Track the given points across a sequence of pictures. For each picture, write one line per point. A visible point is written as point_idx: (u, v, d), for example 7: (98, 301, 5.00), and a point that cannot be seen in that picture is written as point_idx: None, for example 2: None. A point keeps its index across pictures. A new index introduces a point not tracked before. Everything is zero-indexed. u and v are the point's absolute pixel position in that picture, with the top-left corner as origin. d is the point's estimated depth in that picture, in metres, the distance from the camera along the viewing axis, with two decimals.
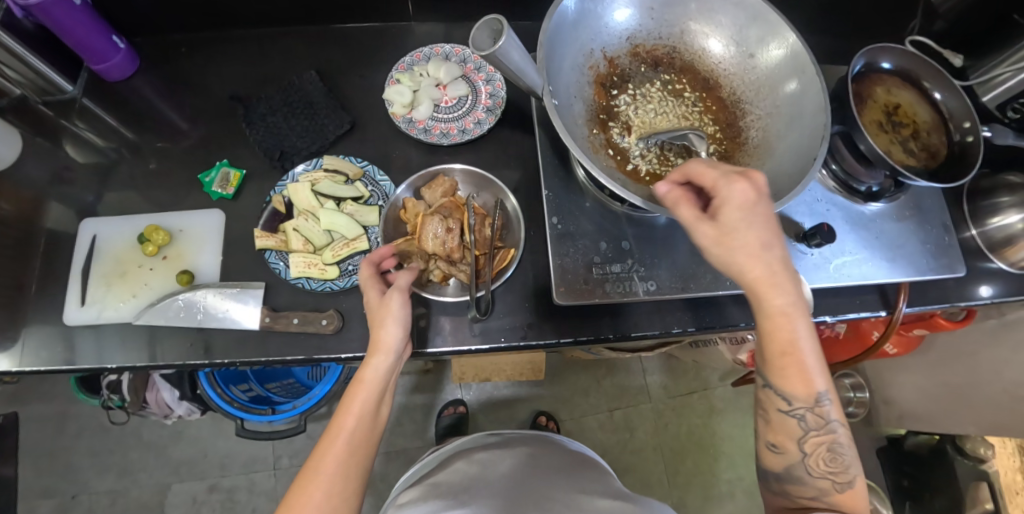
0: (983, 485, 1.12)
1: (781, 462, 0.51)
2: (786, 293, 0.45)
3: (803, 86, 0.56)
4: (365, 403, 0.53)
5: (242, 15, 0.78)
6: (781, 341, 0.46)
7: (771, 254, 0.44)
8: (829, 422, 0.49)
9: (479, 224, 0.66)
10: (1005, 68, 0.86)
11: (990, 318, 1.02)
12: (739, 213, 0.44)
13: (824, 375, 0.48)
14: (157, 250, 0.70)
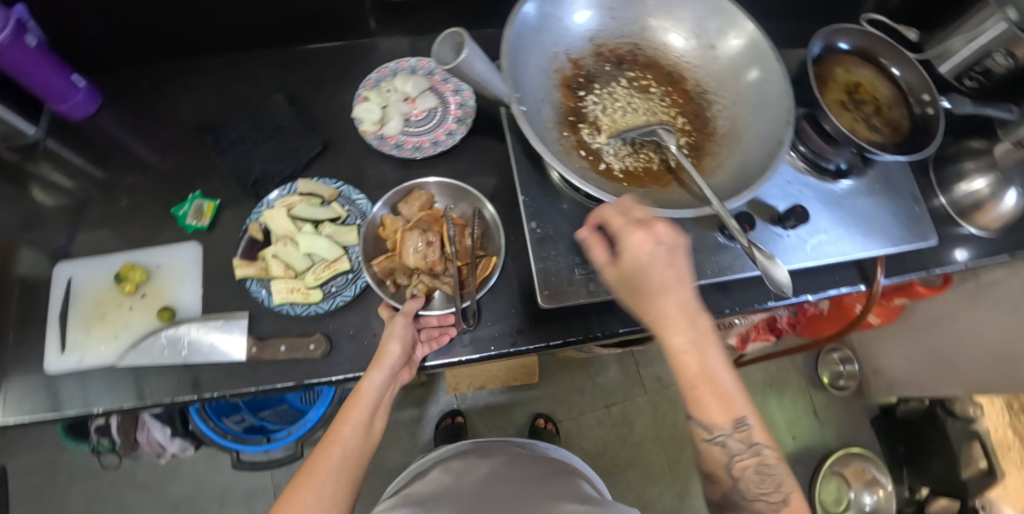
0: (976, 444, 1.15)
1: (718, 490, 0.50)
2: (692, 326, 0.46)
3: (765, 73, 0.58)
4: (362, 412, 0.55)
5: (203, 41, 0.77)
6: (688, 376, 0.46)
7: (676, 292, 0.46)
8: (753, 447, 0.47)
9: (459, 235, 0.66)
10: (960, 38, 0.88)
11: (966, 282, 1.05)
12: (635, 254, 0.46)
13: (744, 403, 0.46)
14: (135, 288, 0.69)
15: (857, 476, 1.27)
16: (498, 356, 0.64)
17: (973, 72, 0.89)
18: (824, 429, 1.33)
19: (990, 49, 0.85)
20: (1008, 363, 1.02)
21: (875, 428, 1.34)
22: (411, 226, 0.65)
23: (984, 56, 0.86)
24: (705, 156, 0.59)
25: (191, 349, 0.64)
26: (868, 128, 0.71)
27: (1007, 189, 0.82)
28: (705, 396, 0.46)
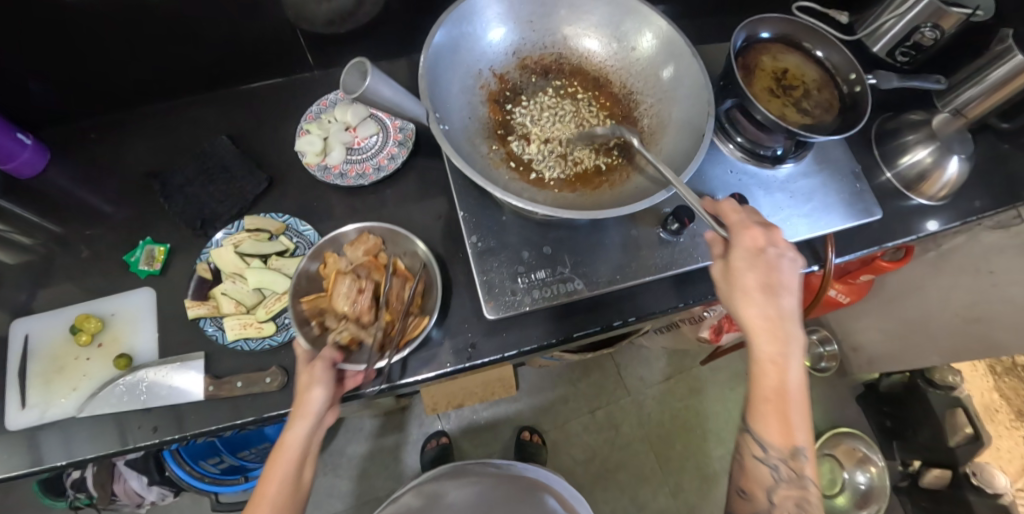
0: (959, 411, 1.15)
1: (748, 510, 0.53)
2: (777, 340, 0.51)
3: (683, 70, 0.59)
4: (285, 468, 0.53)
5: (146, 88, 0.79)
6: (765, 383, 0.51)
7: (781, 305, 0.52)
8: (801, 477, 0.51)
9: (399, 289, 0.64)
10: (889, 16, 0.91)
11: (928, 251, 1.10)
12: (753, 261, 0.53)
13: (806, 432, 0.51)
14: (91, 338, 0.69)
15: (847, 455, 1.27)
16: (454, 371, 0.64)
17: (903, 47, 0.92)
18: (810, 412, 1.34)
19: (917, 24, 0.88)
20: (974, 324, 1.04)
21: (862, 404, 1.36)
22: (347, 269, 0.63)
23: (912, 31, 0.90)
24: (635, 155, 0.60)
25: (151, 392, 0.64)
26: (799, 112, 0.72)
27: (948, 157, 0.84)
28: (774, 408, 0.51)
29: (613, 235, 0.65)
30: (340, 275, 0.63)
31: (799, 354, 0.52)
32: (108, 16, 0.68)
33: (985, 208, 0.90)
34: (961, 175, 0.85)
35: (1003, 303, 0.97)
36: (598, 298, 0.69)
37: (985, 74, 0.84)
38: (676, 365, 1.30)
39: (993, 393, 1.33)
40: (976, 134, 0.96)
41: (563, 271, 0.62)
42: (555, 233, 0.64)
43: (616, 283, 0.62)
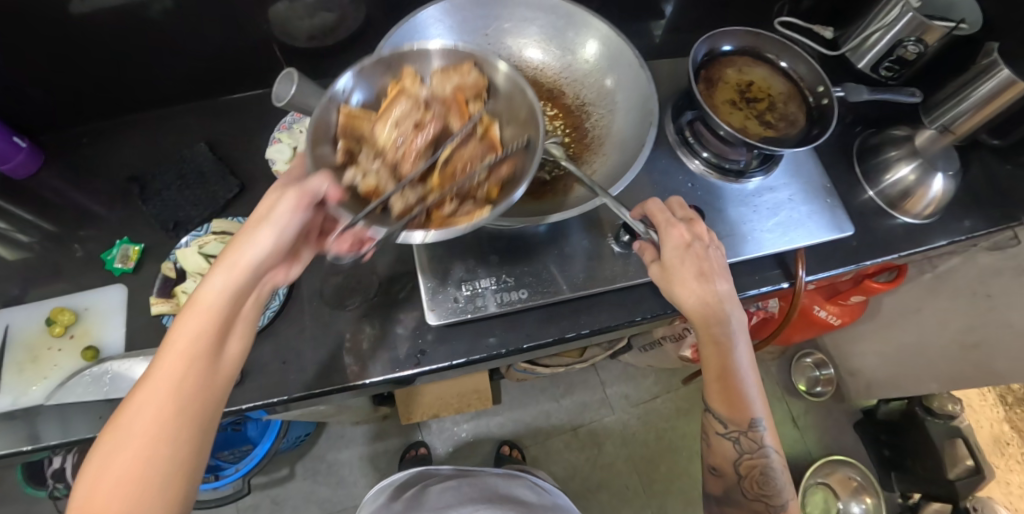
0: (959, 441, 1.11)
1: (720, 485, 0.63)
2: (723, 325, 0.56)
3: (630, 80, 0.62)
4: (199, 327, 0.46)
5: (137, 97, 0.84)
6: (715, 368, 0.57)
7: (715, 293, 0.55)
8: (761, 447, 0.59)
9: (471, 157, 0.52)
10: (874, 29, 0.89)
11: (925, 272, 1.04)
12: (680, 253, 0.56)
13: (758, 405, 0.58)
14: (64, 330, 0.72)
15: (842, 484, 1.22)
16: (403, 376, 0.66)
17: (887, 62, 0.91)
18: (804, 438, 1.29)
19: (901, 37, 0.86)
20: (974, 351, 1.00)
21: (859, 431, 1.30)
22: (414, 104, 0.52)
23: (896, 46, 0.88)
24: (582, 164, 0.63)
25: (115, 385, 0.66)
26: (761, 124, 0.72)
27: (933, 173, 0.82)
28: (728, 392, 0.57)
29: (577, 238, 0.69)
30: (397, 108, 0.52)
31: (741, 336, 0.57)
32: (105, 28, 0.73)
33: (976, 227, 0.86)
34: (946, 192, 0.83)
35: (1003, 327, 0.93)
36: (552, 307, 0.69)
37: (974, 89, 0.81)
38: (663, 385, 1.27)
39: (1002, 424, 1.27)
40: (969, 152, 0.93)
41: (508, 280, 0.66)
42: (503, 244, 0.67)
43: (558, 294, 0.66)
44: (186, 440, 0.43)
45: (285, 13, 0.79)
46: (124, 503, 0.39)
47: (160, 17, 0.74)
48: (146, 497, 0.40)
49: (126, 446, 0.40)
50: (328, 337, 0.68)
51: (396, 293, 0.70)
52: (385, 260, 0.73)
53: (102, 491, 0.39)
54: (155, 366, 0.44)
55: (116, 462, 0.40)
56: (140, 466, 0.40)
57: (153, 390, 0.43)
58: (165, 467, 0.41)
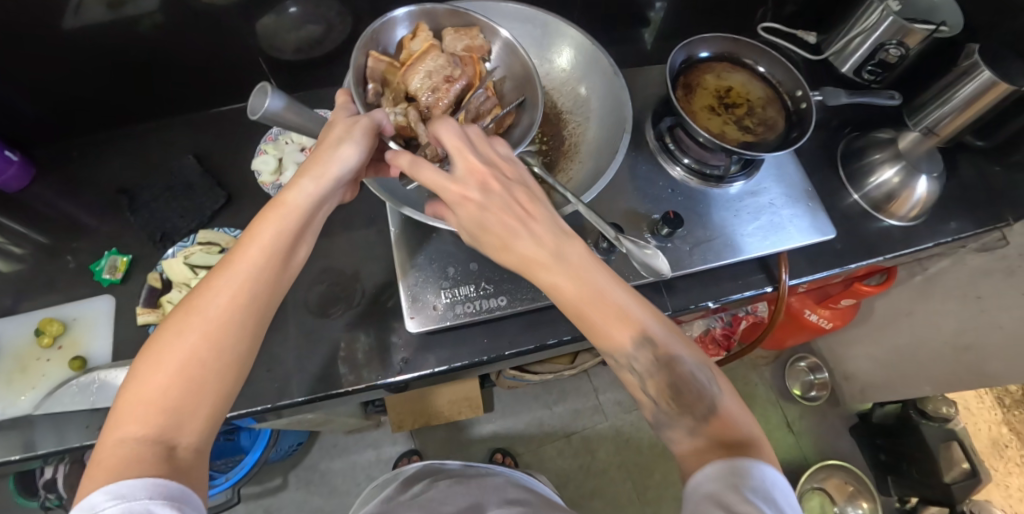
0: (954, 444, 1.11)
1: (648, 418, 0.46)
2: (552, 269, 0.45)
3: (600, 87, 0.65)
4: (282, 225, 0.46)
5: (127, 111, 0.86)
6: (573, 303, 0.45)
7: (527, 224, 0.46)
8: (660, 359, 0.43)
9: (481, 107, 0.62)
10: (855, 34, 0.89)
11: (915, 276, 1.05)
12: (477, 194, 0.47)
13: (633, 322, 0.44)
14: (53, 341, 0.73)
15: (839, 490, 1.21)
16: (384, 384, 0.67)
17: (869, 65, 0.91)
18: (800, 443, 1.29)
19: (882, 41, 0.86)
20: (966, 353, 0.98)
21: (855, 436, 1.30)
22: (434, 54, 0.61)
23: (877, 50, 0.88)
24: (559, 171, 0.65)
25: (101, 394, 0.67)
26: (741, 129, 0.73)
27: (917, 176, 0.81)
28: (599, 321, 0.44)
29: None
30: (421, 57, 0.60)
31: (589, 266, 0.45)
32: (96, 43, 0.74)
33: (964, 229, 0.86)
34: (930, 194, 0.82)
35: (992, 329, 0.92)
36: (535, 314, 0.69)
37: (956, 91, 0.81)
38: None
39: (1001, 426, 1.26)
40: (956, 153, 0.93)
41: (487, 287, 0.65)
42: (484, 250, 0.67)
43: (537, 300, 0.65)
44: (245, 332, 0.43)
45: (272, 26, 0.81)
46: (176, 374, 0.40)
47: (150, 32, 0.75)
48: (196, 372, 0.40)
49: (195, 317, 0.41)
50: (312, 346, 0.69)
51: (381, 301, 0.71)
52: (370, 269, 0.74)
53: (166, 353, 0.40)
54: (233, 250, 0.45)
55: (181, 330, 0.41)
56: (199, 341, 0.41)
57: (229, 271, 0.44)
58: (221, 351, 0.42)
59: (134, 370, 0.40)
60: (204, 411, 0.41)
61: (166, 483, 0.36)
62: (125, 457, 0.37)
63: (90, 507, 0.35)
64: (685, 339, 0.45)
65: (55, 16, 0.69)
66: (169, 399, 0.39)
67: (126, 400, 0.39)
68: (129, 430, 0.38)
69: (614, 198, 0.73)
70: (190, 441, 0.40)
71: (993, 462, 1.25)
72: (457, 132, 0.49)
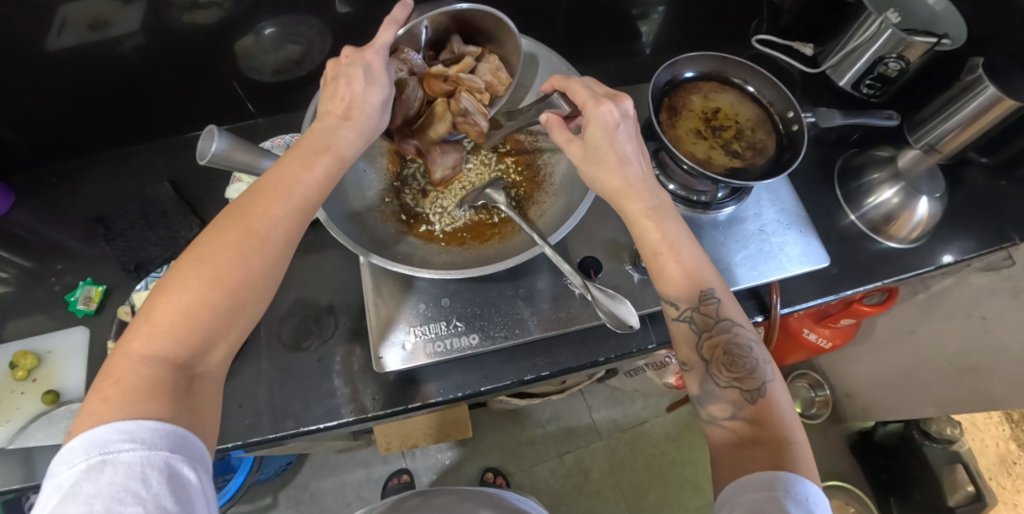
0: (959, 467, 1.08)
1: (694, 381, 0.51)
2: (645, 198, 0.52)
3: None
4: (328, 165, 0.48)
5: (107, 136, 0.85)
6: (652, 242, 0.52)
7: (625, 164, 0.52)
8: (720, 321, 0.51)
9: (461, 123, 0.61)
10: (855, 45, 0.85)
11: (918, 293, 1.02)
12: (598, 128, 0.51)
13: (705, 276, 0.51)
14: (27, 374, 0.72)
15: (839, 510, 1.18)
16: (358, 420, 0.66)
17: (868, 79, 0.87)
18: None
19: (882, 55, 0.82)
20: (971, 375, 0.94)
21: (855, 455, 1.29)
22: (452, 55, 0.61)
23: (877, 63, 0.84)
24: (533, 205, 0.65)
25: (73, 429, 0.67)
26: (728, 153, 0.72)
27: (917, 197, 0.77)
28: (669, 264, 0.51)
29: (540, 277, 0.68)
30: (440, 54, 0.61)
31: (673, 214, 0.53)
32: (77, 68, 0.73)
33: (966, 249, 0.83)
34: (932, 214, 0.78)
35: (999, 352, 0.86)
36: (513, 349, 0.68)
37: (958, 107, 0.78)
38: (652, 409, 1.26)
39: (1009, 443, 1.21)
40: (960, 169, 0.89)
41: (460, 324, 0.64)
42: (456, 285, 0.66)
43: (511, 338, 0.64)
44: (277, 269, 0.44)
45: (250, 47, 0.79)
46: (222, 289, 0.40)
47: (131, 54, 0.74)
48: (234, 304, 0.41)
49: (241, 252, 0.42)
50: (285, 380, 0.67)
51: (358, 333, 0.70)
52: (346, 298, 0.73)
53: (200, 275, 0.40)
54: (276, 187, 0.45)
55: (219, 256, 0.41)
56: (240, 273, 0.41)
57: (277, 212, 0.44)
58: (257, 284, 0.42)
59: (161, 286, 0.40)
60: (229, 339, 0.42)
61: (183, 434, 0.36)
62: (151, 380, 0.37)
63: (103, 443, 0.34)
64: (740, 311, 0.52)
65: (36, 39, 0.67)
66: (202, 326, 0.40)
67: (155, 318, 0.39)
68: (157, 349, 0.38)
69: (594, 226, 0.71)
70: (209, 370, 0.41)
71: (1001, 479, 1.21)
72: (584, 85, 0.54)
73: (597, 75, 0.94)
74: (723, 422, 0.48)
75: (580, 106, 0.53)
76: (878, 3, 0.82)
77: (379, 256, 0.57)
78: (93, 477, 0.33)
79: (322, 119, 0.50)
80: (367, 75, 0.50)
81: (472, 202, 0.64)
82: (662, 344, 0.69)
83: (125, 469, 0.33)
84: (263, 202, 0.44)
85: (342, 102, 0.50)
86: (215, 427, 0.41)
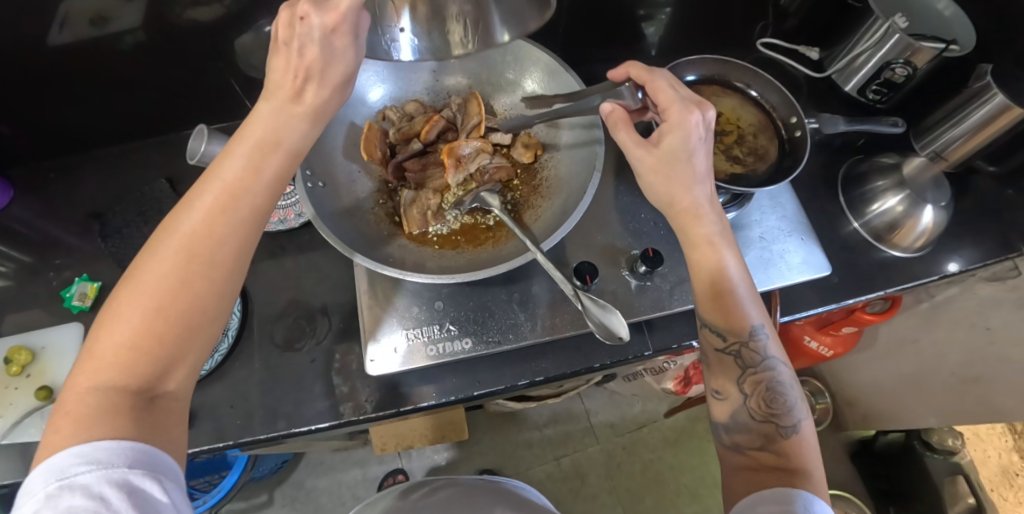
0: (960, 479, 1.07)
1: (726, 411, 0.51)
2: (710, 222, 0.53)
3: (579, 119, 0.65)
4: (277, 168, 0.45)
5: (105, 133, 0.85)
6: (708, 270, 0.52)
7: (695, 184, 0.53)
8: (765, 359, 0.51)
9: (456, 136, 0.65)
10: (860, 50, 0.83)
11: (922, 302, 0.99)
12: (679, 140, 0.51)
13: (756, 311, 0.52)
14: (21, 370, 0.72)
15: None
16: (351, 423, 0.65)
17: (874, 85, 0.86)
18: None
19: (888, 60, 0.81)
20: (974, 385, 0.92)
21: (855, 464, 1.29)
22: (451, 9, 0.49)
23: (883, 68, 0.82)
24: (529, 208, 0.64)
25: None
26: (729, 159, 0.71)
27: (922, 205, 0.76)
28: (722, 295, 0.52)
29: (536, 281, 0.67)
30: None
31: (733, 245, 0.54)
32: (76, 64, 0.73)
33: (972, 259, 0.81)
34: (937, 224, 0.77)
35: (1003, 363, 0.85)
36: (508, 353, 0.68)
37: (964, 114, 0.77)
38: (650, 413, 1.25)
39: (1012, 454, 1.19)
40: (967, 177, 0.88)
41: (454, 327, 0.64)
42: (450, 288, 0.66)
43: (505, 342, 0.63)
44: (230, 288, 0.43)
45: (249, 45, 0.78)
46: (172, 316, 0.39)
47: (131, 51, 0.73)
48: (185, 330, 0.40)
49: (187, 278, 0.40)
50: (277, 381, 0.67)
51: (352, 335, 0.69)
52: (339, 299, 0.72)
53: (140, 304, 0.39)
54: (221, 201, 0.42)
55: (160, 282, 0.39)
56: (185, 300, 0.40)
57: (223, 228, 0.42)
58: (210, 306, 0.41)
59: (106, 314, 0.39)
60: (188, 361, 0.41)
61: (143, 450, 0.36)
62: (98, 408, 0.36)
63: (60, 469, 0.34)
64: (781, 350, 0.52)
65: (37, 35, 0.67)
66: (151, 354, 0.39)
67: (99, 350, 0.38)
68: (103, 380, 0.37)
69: (591, 231, 0.70)
70: (172, 391, 0.40)
71: (1004, 491, 1.19)
72: (669, 84, 0.54)
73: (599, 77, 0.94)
74: (748, 452, 0.48)
75: (663, 107, 0.53)
76: (885, 8, 0.80)
77: (367, 256, 0.56)
78: (53, 502, 0.34)
79: (268, 98, 0.45)
80: (325, 51, 0.43)
81: (466, 205, 0.63)
82: (659, 351, 0.68)
83: (83, 492, 0.34)
84: (206, 217, 0.41)
85: (292, 75, 0.44)
86: (183, 443, 0.41)
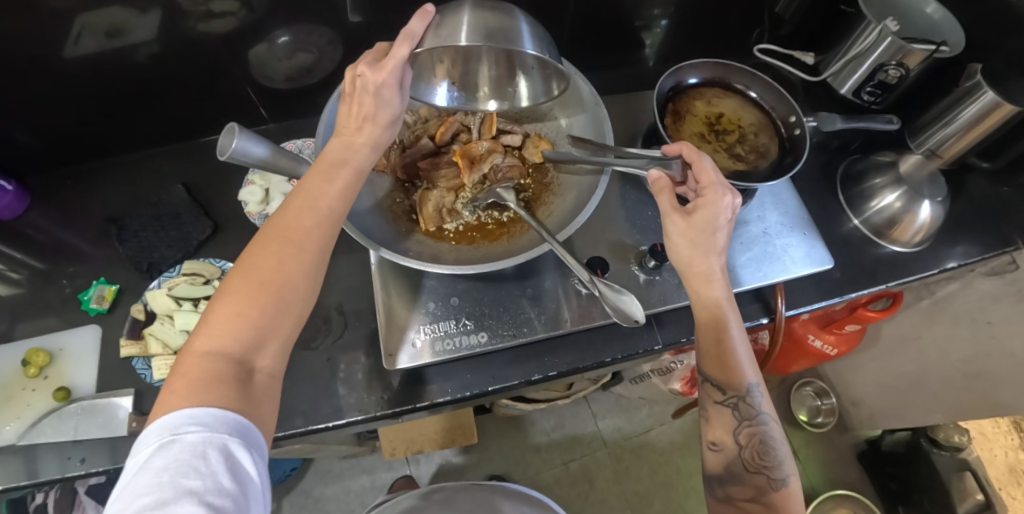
0: (967, 474, 1.09)
1: (721, 462, 0.55)
2: (722, 286, 0.53)
3: (589, 117, 0.68)
4: (348, 181, 0.50)
5: (122, 141, 0.87)
6: (713, 329, 0.53)
7: (714, 253, 0.53)
8: (759, 413, 0.54)
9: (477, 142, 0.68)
10: (852, 56, 0.87)
11: (923, 299, 1.01)
12: (710, 215, 0.52)
13: (753, 371, 0.54)
14: (39, 371, 0.73)
15: None
16: (367, 419, 0.66)
17: (869, 86, 0.89)
18: None
19: (882, 62, 0.83)
20: (975, 380, 0.93)
21: (863, 465, 1.29)
22: (480, 75, 0.60)
23: (877, 70, 0.85)
24: (540, 205, 0.67)
25: (83, 426, 0.66)
26: (732, 156, 0.74)
27: (918, 201, 0.77)
28: (722, 349, 0.54)
29: (547, 278, 0.69)
30: (475, 55, 0.56)
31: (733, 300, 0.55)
32: (96, 76, 0.75)
33: (970, 253, 0.83)
34: (935, 218, 0.78)
35: (1004, 356, 0.85)
36: (519, 349, 0.68)
37: (958, 112, 0.79)
38: (657, 417, 1.26)
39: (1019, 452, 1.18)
40: (962, 176, 0.90)
41: (468, 322, 0.65)
42: (466, 284, 0.67)
43: (518, 336, 0.65)
44: (315, 273, 0.47)
45: (264, 55, 0.80)
46: (267, 296, 0.43)
47: (146, 62, 0.76)
48: (279, 305, 0.44)
49: (284, 263, 0.45)
50: (291, 379, 0.67)
51: (366, 333, 0.71)
52: (353, 300, 0.73)
53: (245, 284, 0.43)
54: (301, 205, 0.47)
55: (260, 267, 0.44)
56: (281, 282, 0.44)
57: (309, 222, 0.47)
58: (298, 287, 0.45)
59: (218, 291, 0.43)
60: (280, 338, 0.45)
61: (243, 423, 0.40)
62: (210, 375, 0.40)
63: (173, 426, 0.37)
64: (773, 406, 0.56)
65: (55, 48, 0.69)
66: (252, 328, 0.43)
67: (210, 320, 0.42)
68: (213, 346, 0.41)
69: (601, 229, 0.72)
70: (265, 366, 0.44)
71: (1012, 491, 1.16)
72: (712, 165, 0.55)
73: (603, 82, 0.96)
74: (740, 503, 0.53)
75: (701, 186, 0.54)
76: (877, 13, 0.83)
77: (380, 246, 0.58)
78: (164, 453, 0.36)
79: (339, 134, 0.51)
80: (377, 101, 0.50)
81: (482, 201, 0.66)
82: (668, 345, 0.70)
83: (189, 449, 0.36)
84: (294, 215, 0.46)
85: (355, 117, 0.50)
86: (270, 417, 0.44)
